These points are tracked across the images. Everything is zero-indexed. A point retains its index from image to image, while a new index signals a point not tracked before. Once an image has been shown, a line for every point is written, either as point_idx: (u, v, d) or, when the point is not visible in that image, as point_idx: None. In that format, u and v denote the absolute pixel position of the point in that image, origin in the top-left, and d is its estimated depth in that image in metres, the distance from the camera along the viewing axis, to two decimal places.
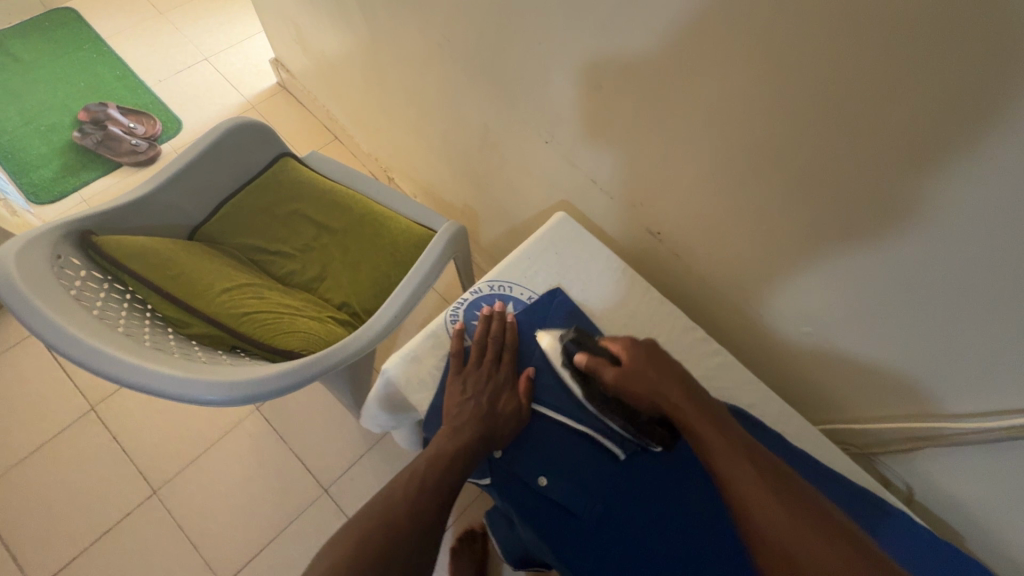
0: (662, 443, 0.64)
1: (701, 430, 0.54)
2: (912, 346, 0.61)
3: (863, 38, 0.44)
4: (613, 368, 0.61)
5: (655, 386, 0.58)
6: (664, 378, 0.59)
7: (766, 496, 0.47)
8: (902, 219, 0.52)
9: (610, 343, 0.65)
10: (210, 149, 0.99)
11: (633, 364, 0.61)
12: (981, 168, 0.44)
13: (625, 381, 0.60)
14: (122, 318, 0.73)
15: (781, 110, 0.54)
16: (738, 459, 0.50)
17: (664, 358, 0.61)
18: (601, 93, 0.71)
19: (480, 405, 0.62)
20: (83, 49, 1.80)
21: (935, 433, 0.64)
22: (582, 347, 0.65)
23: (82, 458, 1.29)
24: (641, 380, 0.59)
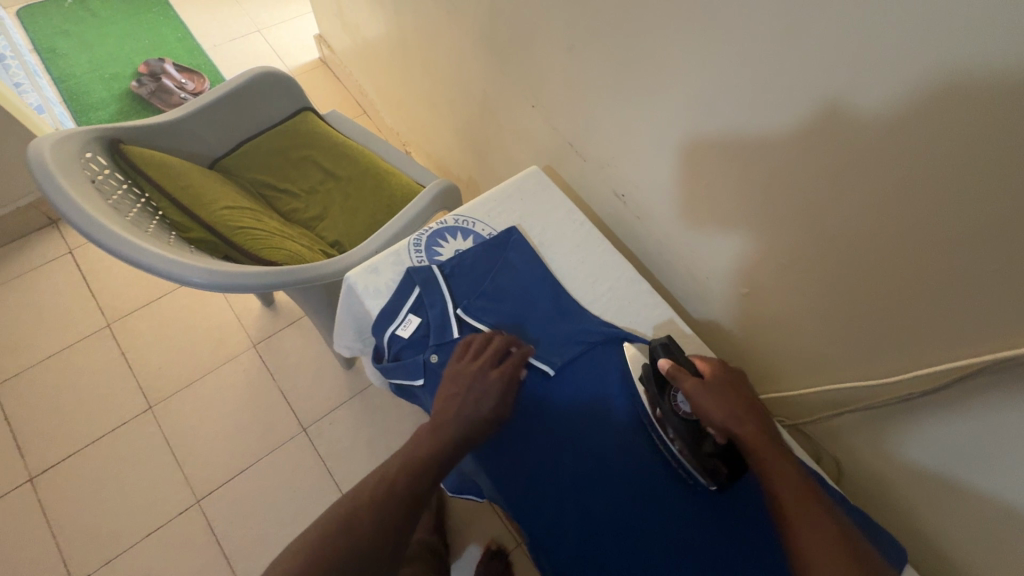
0: (715, 483, 0.61)
1: (775, 465, 0.55)
2: (833, 305, 0.65)
3: None
4: (696, 381, 0.62)
5: (737, 413, 0.60)
6: (744, 407, 0.60)
7: (826, 526, 0.51)
8: (823, 164, 0.56)
9: (699, 360, 0.66)
10: (239, 91, 1.10)
11: (719, 387, 0.62)
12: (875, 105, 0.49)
13: (705, 396, 0.61)
14: (133, 213, 0.83)
15: (718, 63, 0.60)
16: (815, 511, 0.52)
17: (747, 392, 0.63)
18: (578, 54, 0.79)
19: (467, 406, 0.62)
20: (153, 11, 1.99)
21: (858, 398, 0.67)
22: (668, 353, 0.67)
23: (92, 368, 1.40)
24: (724, 403, 0.60)
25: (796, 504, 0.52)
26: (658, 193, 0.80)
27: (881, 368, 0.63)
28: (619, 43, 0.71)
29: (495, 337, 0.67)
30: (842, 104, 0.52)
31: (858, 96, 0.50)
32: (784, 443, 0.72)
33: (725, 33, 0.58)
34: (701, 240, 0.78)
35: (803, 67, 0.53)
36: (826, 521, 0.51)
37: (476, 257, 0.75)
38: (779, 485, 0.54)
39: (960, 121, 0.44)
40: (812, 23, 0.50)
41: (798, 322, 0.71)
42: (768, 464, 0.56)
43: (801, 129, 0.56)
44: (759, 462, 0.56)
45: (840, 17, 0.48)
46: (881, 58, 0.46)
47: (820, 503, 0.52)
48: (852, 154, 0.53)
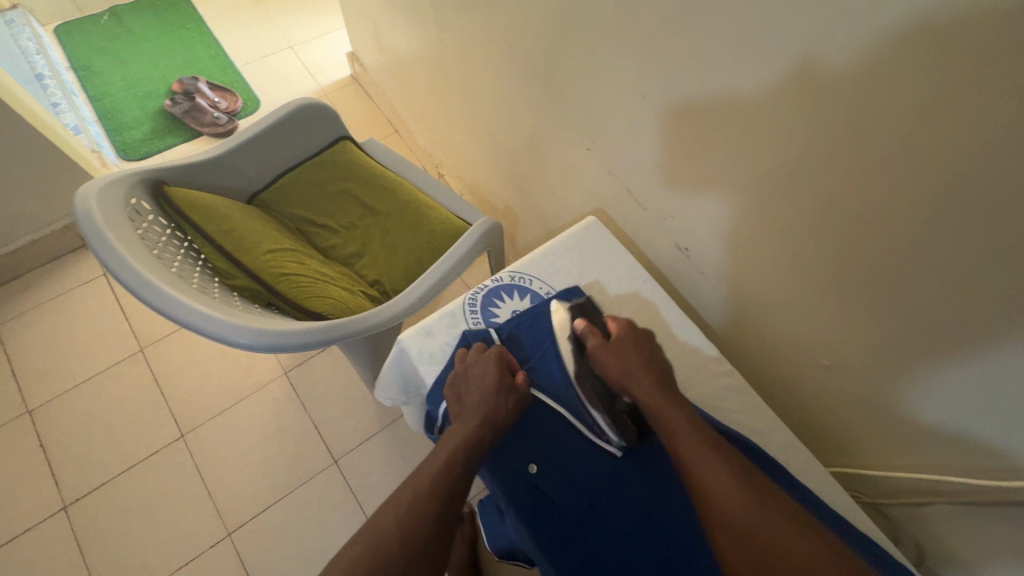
0: (623, 437, 0.63)
1: (665, 414, 0.56)
2: (932, 392, 0.59)
3: (891, 67, 0.46)
4: (599, 338, 0.64)
5: (630, 365, 0.61)
6: (641, 362, 0.61)
7: (718, 465, 0.50)
8: (938, 253, 0.51)
9: (610, 320, 0.67)
10: (279, 123, 1.07)
11: (619, 343, 0.63)
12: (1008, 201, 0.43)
13: (603, 355, 0.62)
14: (177, 261, 0.80)
15: (812, 132, 0.55)
16: (709, 454, 0.51)
17: (649, 347, 0.63)
18: (644, 103, 0.74)
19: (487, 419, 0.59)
20: (186, 28, 1.99)
21: (956, 491, 0.61)
22: (584, 314, 0.68)
23: (125, 394, 1.39)
24: (619, 358, 0.62)
25: (684, 438, 0.53)
26: (727, 251, 0.75)
27: (989, 466, 0.57)
28: (694, 99, 0.66)
29: (499, 349, 0.65)
30: (969, 200, 0.46)
31: (995, 193, 0.44)
32: (865, 529, 0.67)
33: (826, 104, 0.52)
34: (776, 304, 0.73)
35: (923, 153, 0.47)
36: (722, 460, 0.51)
37: (536, 318, 0.71)
38: (670, 433, 0.54)
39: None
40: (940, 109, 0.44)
41: (883, 400, 0.65)
42: (660, 412, 0.56)
43: (913, 217, 0.51)
44: (651, 410, 0.57)
45: (978, 108, 0.42)
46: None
47: (705, 439, 0.52)
48: (981, 250, 0.47)
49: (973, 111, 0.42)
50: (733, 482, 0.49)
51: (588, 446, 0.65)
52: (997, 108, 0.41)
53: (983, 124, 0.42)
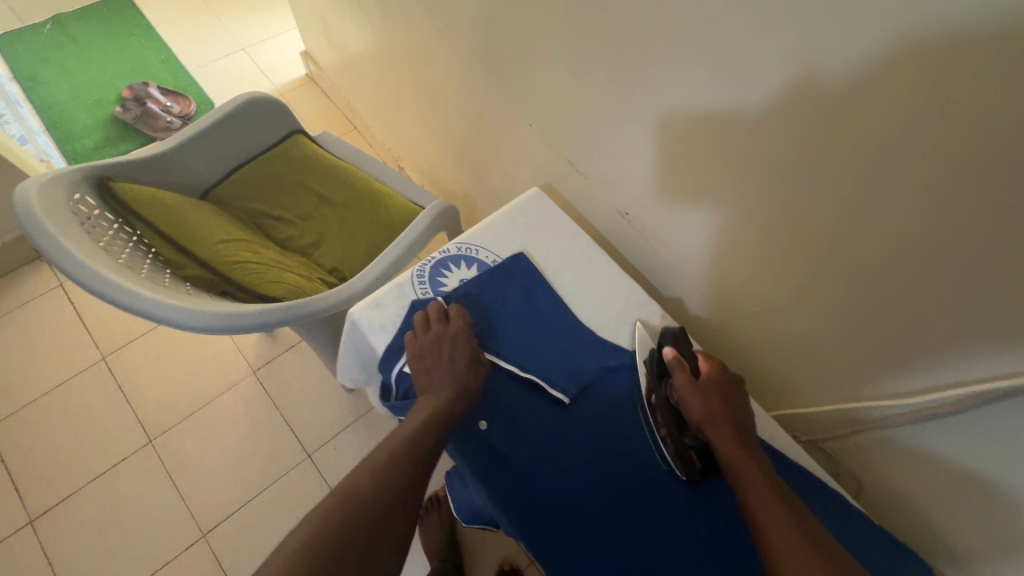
0: (687, 474, 0.63)
1: (743, 464, 0.54)
2: (848, 323, 0.64)
3: (778, 15, 0.50)
4: (687, 376, 0.62)
5: (713, 409, 0.60)
6: (726, 410, 0.60)
7: (786, 522, 0.48)
8: (839, 187, 0.55)
9: (701, 357, 0.66)
10: (228, 118, 1.08)
11: (708, 386, 0.62)
12: (884, 130, 0.48)
13: (689, 392, 0.61)
14: (125, 254, 0.80)
15: (720, 85, 0.59)
16: (781, 511, 0.49)
17: (735, 397, 0.62)
18: (575, 74, 0.77)
19: (457, 385, 0.62)
20: (134, 34, 1.96)
21: (879, 415, 0.66)
22: (675, 345, 0.66)
23: (89, 404, 1.37)
24: (707, 402, 0.60)
25: (756, 485, 0.52)
26: (663, 211, 0.79)
27: (905, 387, 0.62)
28: (620, 64, 0.69)
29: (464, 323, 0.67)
30: (859, 132, 0.50)
31: (879, 122, 0.48)
32: (802, 462, 0.71)
33: (732, 56, 0.56)
34: (711, 258, 0.76)
35: (816, 93, 0.51)
36: (791, 514, 0.49)
37: (482, 285, 0.73)
38: (744, 484, 0.53)
39: (993, 150, 0.42)
40: (826, 49, 0.48)
41: (810, 338, 0.70)
42: (733, 458, 0.55)
43: (815, 155, 0.55)
44: (727, 456, 0.56)
45: (856, 44, 0.46)
46: (903, 86, 0.45)
47: (779, 499, 0.50)
48: (873, 179, 0.51)
49: (852, 46, 0.46)
50: (798, 535, 0.47)
51: (537, 401, 0.68)
52: (871, 40, 0.45)
53: (862, 58, 0.46)
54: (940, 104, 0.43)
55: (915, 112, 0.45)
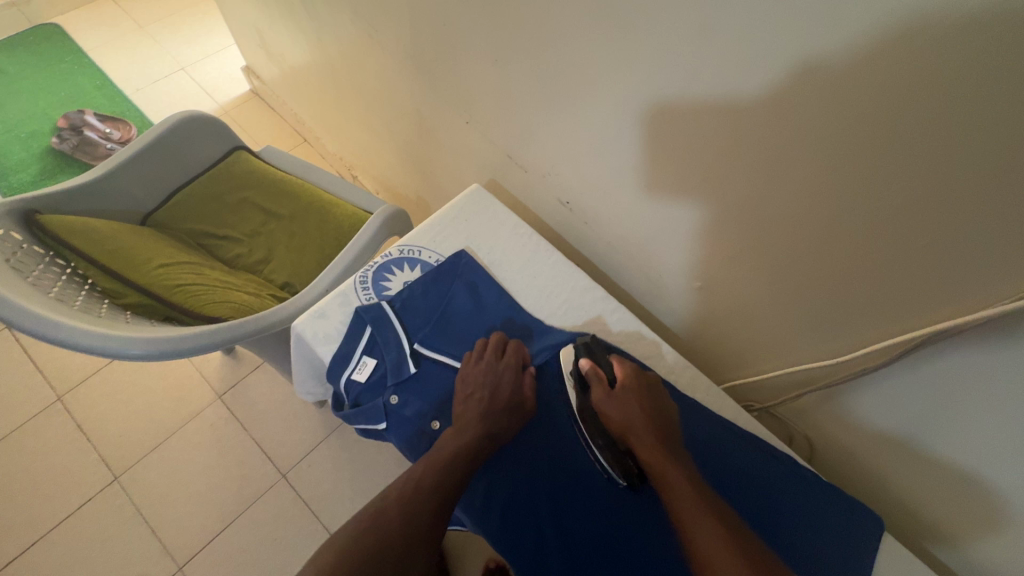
0: (627, 479, 0.62)
1: (664, 466, 0.55)
2: (780, 288, 0.66)
3: None
4: (604, 389, 0.64)
5: (633, 414, 0.61)
6: (647, 413, 0.61)
7: (707, 516, 0.49)
8: (756, 157, 0.57)
9: (615, 362, 0.67)
10: (161, 139, 1.05)
11: (625, 391, 0.63)
12: (784, 94, 0.50)
13: (609, 403, 0.63)
14: (57, 287, 0.78)
15: (635, 66, 0.61)
16: (699, 509, 0.50)
17: (656, 398, 0.63)
18: (502, 67, 0.78)
19: (482, 399, 0.63)
20: (65, 61, 1.89)
21: (819, 376, 0.68)
22: (590, 355, 0.68)
23: (48, 447, 1.32)
24: (624, 409, 0.62)
25: (676, 488, 0.53)
26: (602, 196, 0.80)
27: (839, 345, 0.64)
28: (542, 53, 0.71)
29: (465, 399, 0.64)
30: (768, 100, 0.52)
31: (783, 89, 0.50)
32: (754, 429, 0.72)
33: (646, 35, 0.57)
34: (651, 238, 0.78)
35: (725, 65, 0.53)
36: (719, 521, 0.48)
37: (426, 285, 0.73)
38: (667, 486, 0.53)
39: (887, 105, 0.44)
40: (728, 21, 0.50)
41: (749, 308, 0.72)
42: (659, 467, 0.56)
43: (732, 125, 0.56)
44: (652, 468, 0.56)
45: (755, 14, 0.47)
46: (800, 50, 0.47)
47: (698, 494, 0.51)
48: (785, 145, 0.53)
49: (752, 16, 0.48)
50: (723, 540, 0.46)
51: None
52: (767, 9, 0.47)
53: (762, 26, 0.48)
54: (834, 65, 0.45)
55: (815, 75, 0.47)
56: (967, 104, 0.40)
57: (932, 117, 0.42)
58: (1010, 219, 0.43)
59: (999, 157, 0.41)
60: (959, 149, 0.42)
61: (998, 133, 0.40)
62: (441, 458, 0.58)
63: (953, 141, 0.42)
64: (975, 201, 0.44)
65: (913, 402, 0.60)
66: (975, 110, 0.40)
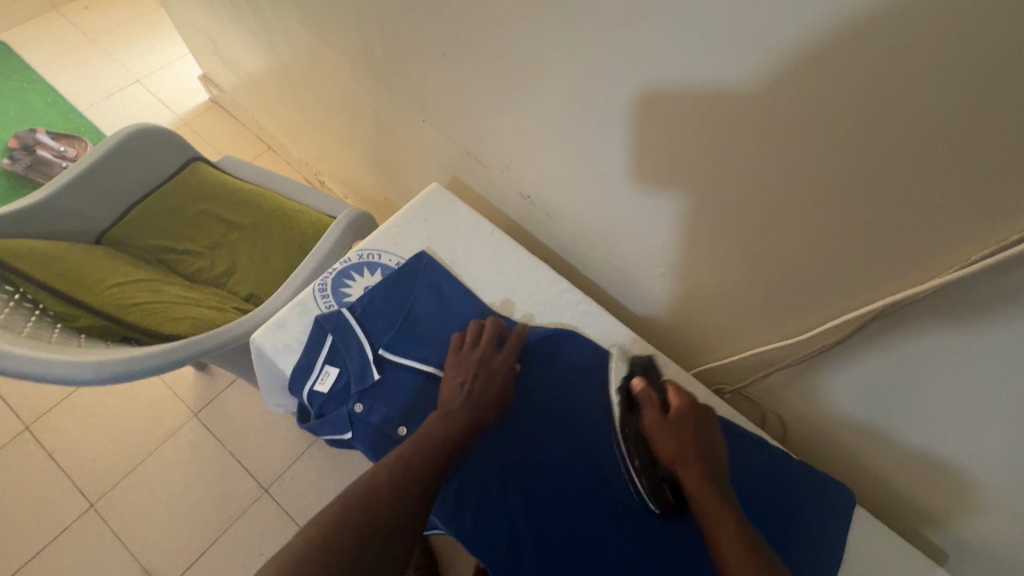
0: (661, 508, 0.60)
1: (709, 503, 0.52)
2: (739, 269, 0.66)
3: None
4: (657, 413, 0.61)
5: (683, 445, 0.57)
6: (699, 446, 0.57)
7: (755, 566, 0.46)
8: (706, 139, 0.56)
9: (672, 390, 0.64)
10: (111, 154, 1.02)
11: (679, 419, 0.60)
12: (723, 74, 0.50)
13: (661, 428, 0.59)
14: (3, 314, 0.74)
15: (580, 54, 0.60)
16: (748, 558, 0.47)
17: (708, 430, 0.60)
18: (451, 62, 0.77)
19: (474, 388, 0.62)
20: (13, 79, 1.83)
21: (785, 355, 0.68)
22: (645, 378, 0.65)
23: (18, 478, 1.28)
24: (677, 439, 0.58)
25: (722, 527, 0.50)
26: (563, 188, 0.79)
27: (801, 323, 0.64)
28: (488, 45, 0.70)
29: (468, 366, 0.64)
30: (712, 80, 0.51)
31: (725, 68, 0.50)
32: (725, 412, 0.73)
33: (588, 21, 0.57)
34: (614, 227, 0.77)
35: (668, 47, 0.52)
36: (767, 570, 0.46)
37: (387, 289, 0.72)
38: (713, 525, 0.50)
39: (825, 78, 0.44)
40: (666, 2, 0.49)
41: (712, 292, 0.72)
42: (705, 503, 0.52)
43: (680, 108, 0.56)
44: (695, 500, 0.53)
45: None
46: (737, 28, 0.46)
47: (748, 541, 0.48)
48: (732, 125, 0.53)
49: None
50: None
51: None
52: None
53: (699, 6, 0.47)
54: (771, 41, 0.45)
55: (754, 53, 0.47)
56: (900, 74, 0.40)
57: (869, 88, 0.43)
58: (948, 185, 0.43)
59: (934, 125, 0.41)
60: (892, 118, 0.43)
61: (931, 101, 0.40)
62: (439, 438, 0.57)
63: (890, 112, 0.43)
64: (910, 168, 0.44)
65: (932, 402, 0.57)
66: (908, 79, 0.40)
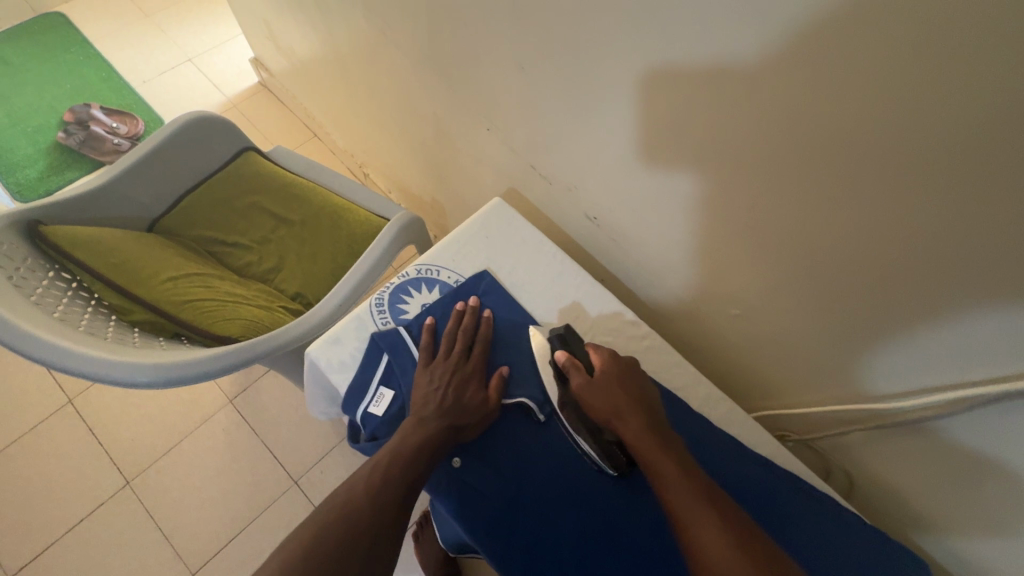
0: (616, 469, 0.60)
1: (654, 458, 0.52)
2: (830, 320, 0.60)
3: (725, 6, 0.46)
4: (583, 376, 0.60)
5: (617, 403, 0.57)
6: (629, 401, 0.57)
7: (713, 522, 0.45)
8: (814, 187, 0.51)
9: (592, 351, 0.63)
10: (168, 142, 1.01)
11: (604, 379, 0.59)
12: (844, 123, 0.45)
13: (589, 390, 0.59)
14: (61, 305, 0.75)
15: (672, 83, 0.56)
16: (700, 510, 0.46)
17: (636, 385, 0.60)
18: (525, 74, 0.73)
19: (448, 394, 0.61)
20: (71, 52, 1.85)
21: (870, 414, 0.63)
22: (565, 344, 0.64)
23: (59, 451, 1.31)
24: (608, 397, 0.58)
25: (682, 498, 0.47)
26: (633, 213, 0.75)
27: (894, 388, 0.59)
28: (568, 62, 0.65)
29: (438, 367, 0.64)
30: (831, 130, 0.46)
31: (848, 119, 0.44)
32: (794, 467, 0.68)
33: (688, 51, 0.52)
34: (685, 259, 0.73)
35: (781, 88, 0.47)
36: (719, 519, 0.45)
37: (446, 309, 0.70)
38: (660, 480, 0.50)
39: (980, 143, 0.38)
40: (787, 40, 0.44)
41: (790, 338, 0.67)
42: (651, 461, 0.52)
43: (786, 154, 0.51)
44: (644, 458, 0.53)
45: (821, 34, 0.42)
46: (874, 77, 0.41)
47: (698, 489, 0.48)
48: (847, 178, 0.48)
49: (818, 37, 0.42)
50: (727, 539, 0.43)
51: (515, 427, 0.64)
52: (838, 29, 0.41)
53: (829, 50, 0.42)
54: (916, 95, 0.39)
55: (891, 104, 0.41)
56: None
57: None
58: None
59: None
60: None
61: None
62: (399, 458, 0.55)
63: None
64: None
65: (987, 452, 0.54)
66: None
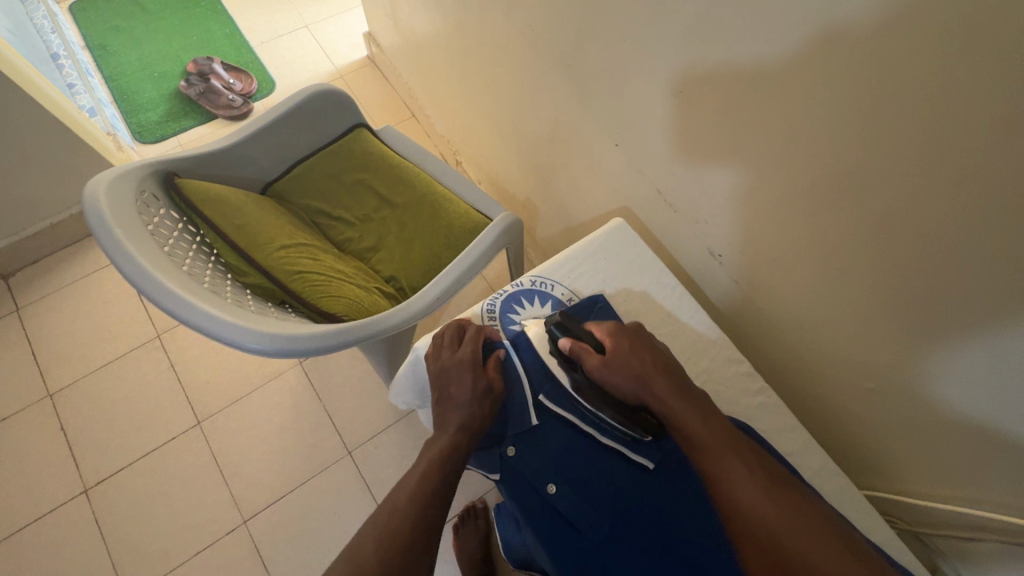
0: (649, 432, 0.61)
1: (680, 415, 0.54)
2: (999, 415, 0.53)
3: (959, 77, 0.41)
4: (595, 356, 0.60)
5: (638, 376, 0.58)
6: (651, 367, 0.58)
7: (743, 474, 0.49)
8: (1019, 292, 0.46)
9: (595, 328, 0.64)
10: (294, 111, 1.04)
11: (616, 352, 0.60)
12: None
13: (605, 371, 0.59)
14: (188, 258, 0.78)
15: (856, 143, 0.51)
16: (735, 467, 0.50)
17: (648, 344, 0.61)
18: (675, 101, 0.69)
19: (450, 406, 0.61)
20: (200, 5, 1.95)
21: (1005, 527, 0.58)
22: (566, 331, 0.64)
23: (142, 380, 1.40)
24: (623, 369, 0.58)
25: (723, 462, 0.50)
26: (764, 261, 0.71)
27: None
28: (733, 96, 0.61)
29: (439, 374, 0.63)
30: None
31: None
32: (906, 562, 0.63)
33: (896, 116, 0.47)
34: (816, 318, 0.68)
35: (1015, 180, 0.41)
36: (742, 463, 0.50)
37: None
38: (693, 442, 0.53)
39: None
40: None
41: (928, 426, 0.61)
42: (677, 418, 0.54)
43: (991, 251, 0.46)
44: (670, 419, 0.55)
45: None
46: None
47: (724, 443, 0.51)
48: None
49: None
50: (755, 483, 0.49)
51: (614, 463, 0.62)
52: None
53: None
54: None
55: None
56: None
57: None
58: None
59: None
60: None
61: None
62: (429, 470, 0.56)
63: None
64: None
65: None
66: None
